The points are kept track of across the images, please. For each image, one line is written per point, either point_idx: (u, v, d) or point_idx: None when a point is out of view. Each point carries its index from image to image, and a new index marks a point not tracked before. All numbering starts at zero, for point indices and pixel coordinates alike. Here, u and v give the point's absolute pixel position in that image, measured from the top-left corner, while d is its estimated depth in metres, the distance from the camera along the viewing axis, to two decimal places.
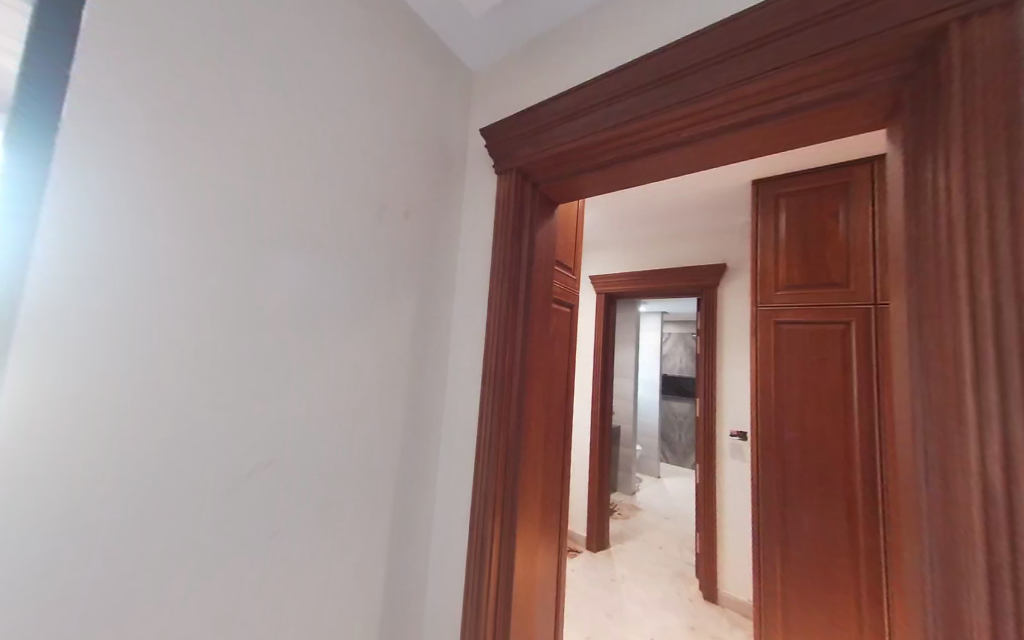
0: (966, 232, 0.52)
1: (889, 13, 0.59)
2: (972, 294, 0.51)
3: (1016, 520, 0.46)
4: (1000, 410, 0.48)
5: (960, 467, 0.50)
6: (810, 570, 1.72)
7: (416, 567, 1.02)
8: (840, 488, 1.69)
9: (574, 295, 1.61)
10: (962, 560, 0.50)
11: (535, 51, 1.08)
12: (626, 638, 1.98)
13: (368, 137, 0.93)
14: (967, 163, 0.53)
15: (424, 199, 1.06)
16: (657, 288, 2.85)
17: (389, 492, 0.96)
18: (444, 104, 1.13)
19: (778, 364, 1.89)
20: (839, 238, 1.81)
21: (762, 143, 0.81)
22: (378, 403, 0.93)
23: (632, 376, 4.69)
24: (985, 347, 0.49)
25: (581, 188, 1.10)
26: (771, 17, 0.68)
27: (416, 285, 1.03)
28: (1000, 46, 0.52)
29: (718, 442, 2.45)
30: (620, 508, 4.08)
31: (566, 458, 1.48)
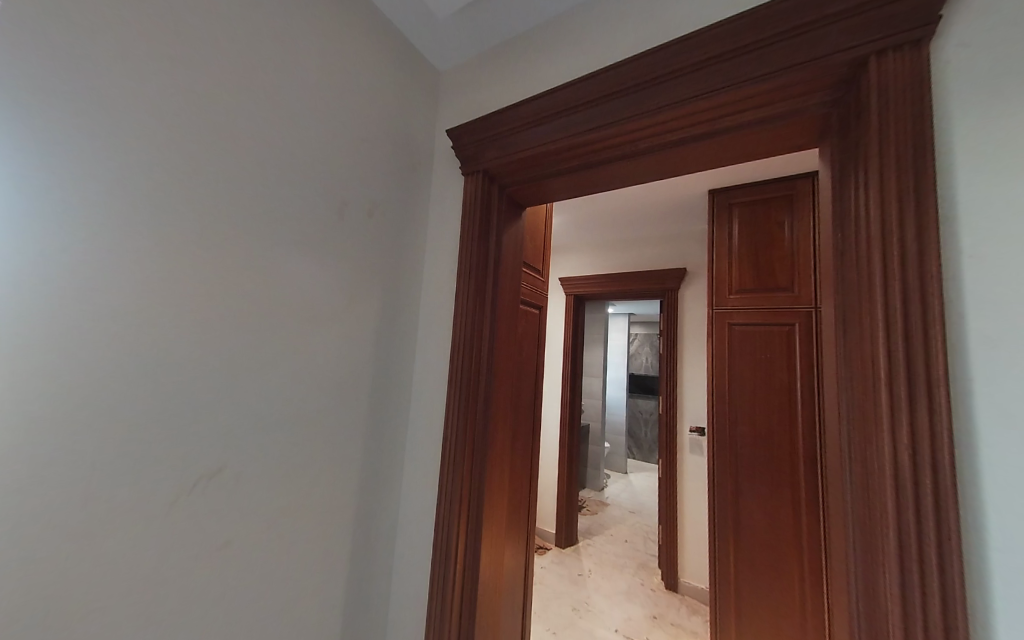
0: (882, 244, 0.58)
1: (819, 44, 0.65)
2: (887, 300, 0.57)
3: (921, 500, 0.52)
4: (908, 403, 0.54)
5: (876, 453, 0.56)
6: (759, 555, 1.83)
7: (381, 571, 1.00)
8: (785, 476, 1.82)
9: (542, 297, 1.64)
10: (879, 540, 0.55)
11: (503, 56, 1.09)
12: (592, 630, 2.03)
13: (331, 134, 0.90)
14: (883, 183, 0.59)
15: (389, 198, 1.04)
16: (622, 290, 2.95)
17: (352, 498, 0.93)
18: (411, 103, 1.12)
19: (730, 362, 2.01)
20: (785, 246, 1.96)
21: (712, 156, 0.87)
22: (340, 407, 0.91)
23: (600, 375, 4.84)
24: (898, 347, 0.55)
25: (547, 192, 1.12)
26: (718, 39, 0.73)
27: (381, 286, 1.01)
28: (908, 80, 0.58)
29: (677, 437, 2.56)
30: (588, 504, 4.18)
31: (534, 458, 1.50)
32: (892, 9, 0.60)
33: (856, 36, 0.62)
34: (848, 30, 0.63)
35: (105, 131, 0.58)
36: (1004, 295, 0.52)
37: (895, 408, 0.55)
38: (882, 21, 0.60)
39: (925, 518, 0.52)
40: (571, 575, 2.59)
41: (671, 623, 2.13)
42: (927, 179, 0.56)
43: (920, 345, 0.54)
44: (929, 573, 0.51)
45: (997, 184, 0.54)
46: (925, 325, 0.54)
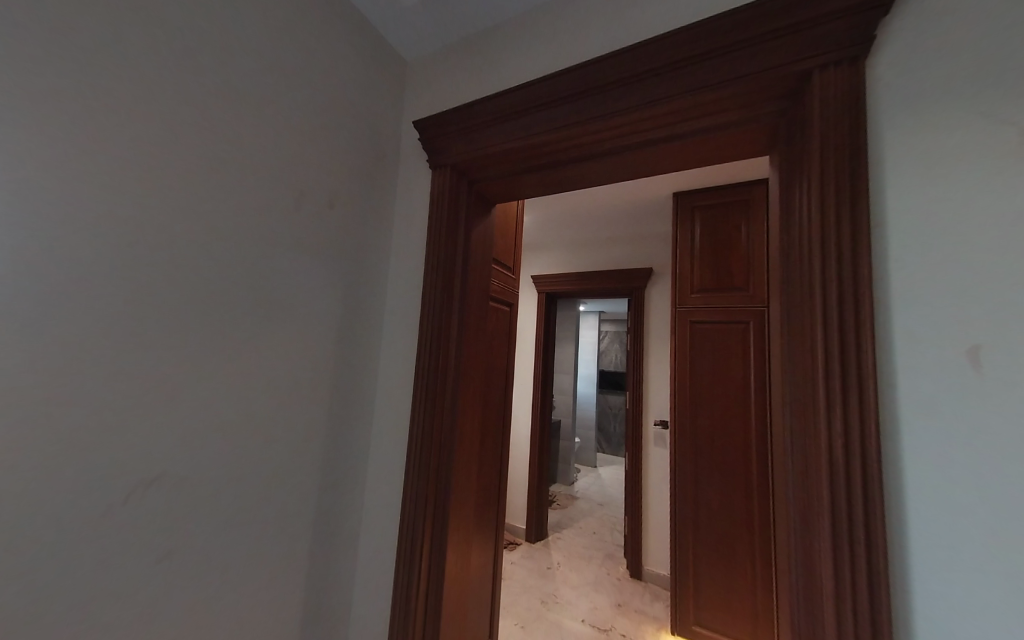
0: (823, 247, 0.62)
1: (769, 55, 0.68)
2: (826, 300, 0.61)
3: (852, 483, 0.57)
4: (841, 394, 0.59)
5: (814, 441, 0.61)
6: (715, 541, 1.94)
7: (343, 573, 0.98)
8: (740, 466, 1.93)
9: (513, 294, 1.64)
10: (816, 522, 0.59)
11: (471, 48, 1.07)
12: (560, 621, 2.07)
13: (290, 119, 0.86)
14: (824, 189, 0.63)
15: (353, 190, 1.01)
16: (591, 288, 3.01)
17: (312, 500, 0.90)
18: (376, 92, 1.08)
19: (692, 358, 2.09)
20: (742, 248, 2.06)
21: (673, 159, 0.90)
22: (298, 407, 0.87)
23: (571, 372, 4.93)
24: (834, 343, 0.60)
25: (515, 188, 1.12)
26: (679, 44, 0.75)
27: (343, 281, 0.98)
28: (846, 94, 0.63)
29: (643, 431, 2.65)
30: (559, 498, 4.25)
31: (503, 454, 1.51)
32: (833, 27, 0.64)
33: (802, 50, 0.66)
34: (795, 43, 0.66)
35: (26, 105, 0.53)
36: (924, 293, 0.57)
37: (832, 398, 0.59)
38: (825, 36, 0.65)
39: (855, 500, 0.56)
40: (540, 568, 2.62)
41: (635, 610, 2.20)
42: (860, 188, 0.61)
43: (853, 340, 0.59)
44: (858, 551, 0.56)
45: (920, 192, 0.59)
46: (856, 322, 0.59)
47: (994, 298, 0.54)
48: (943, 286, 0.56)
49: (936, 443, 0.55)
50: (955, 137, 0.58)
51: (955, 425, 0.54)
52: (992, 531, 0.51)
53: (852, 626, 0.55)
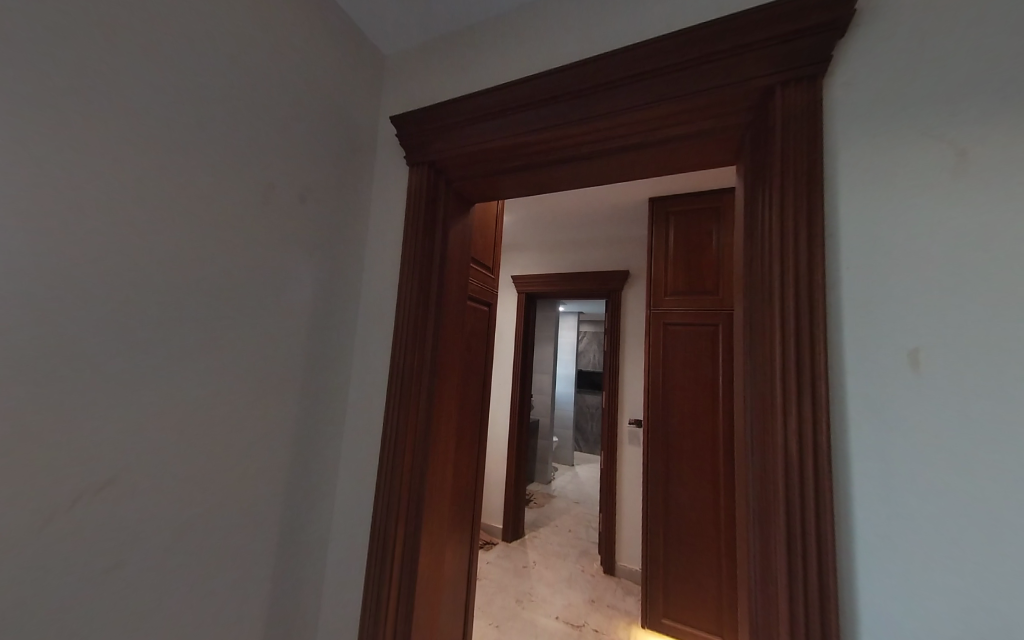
0: (782, 255, 0.65)
1: (735, 70, 0.71)
2: (784, 305, 0.64)
3: (804, 477, 0.60)
4: (796, 394, 0.62)
5: (771, 439, 0.64)
6: (684, 536, 2.00)
7: (311, 576, 0.96)
8: (708, 462, 2.00)
9: (491, 294, 1.64)
10: (772, 516, 0.63)
11: (450, 47, 1.07)
12: (534, 619, 2.09)
13: (260, 111, 0.83)
14: (783, 200, 0.66)
15: (326, 186, 0.98)
16: (570, 290, 3.05)
17: (279, 503, 0.88)
18: (351, 86, 1.06)
19: (665, 359, 2.15)
20: (713, 253, 2.14)
21: (646, 165, 0.92)
22: (265, 408, 0.85)
23: (550, 372, 4.98)
24: (790, 346, 0.63)
25: (494, 188, 1.13)
26: (652, 54, 0.77)
27: (315, 278, 0.96)
28: (804, 111, 0.67)
29: (617, 430, 2.70)
30: (536, 496, 4.28)
31: (480, 454, 1.51)
32: (794, 45, 0.67)
33: (766, 66, 0.69)
34: (759, 60, 0.70)
35: None
36: (873, 301, 0.61)
37: (788, 398, 0.62)
38: (787, 54, 0.68)
39: (808, 494, 0.60)
40: (516, 567, 2.64)
41: (607, 606, 2.25)
42: (816, 200, 0.65)
43: (807, 344, 0.63)
44: (809, 541, 0.59)
45: (869, 207, 0.63)
46: (810, 327, 0.63)
47: (932, 307, 0.58)
48: (888, 295, 0.60)
49: (880, 441, 0.59)
50: (901, 156, 0.62)
51: (897, 425, 0.58)
52: (929, 520, 0.55)
53: (803, 612, 0.58)
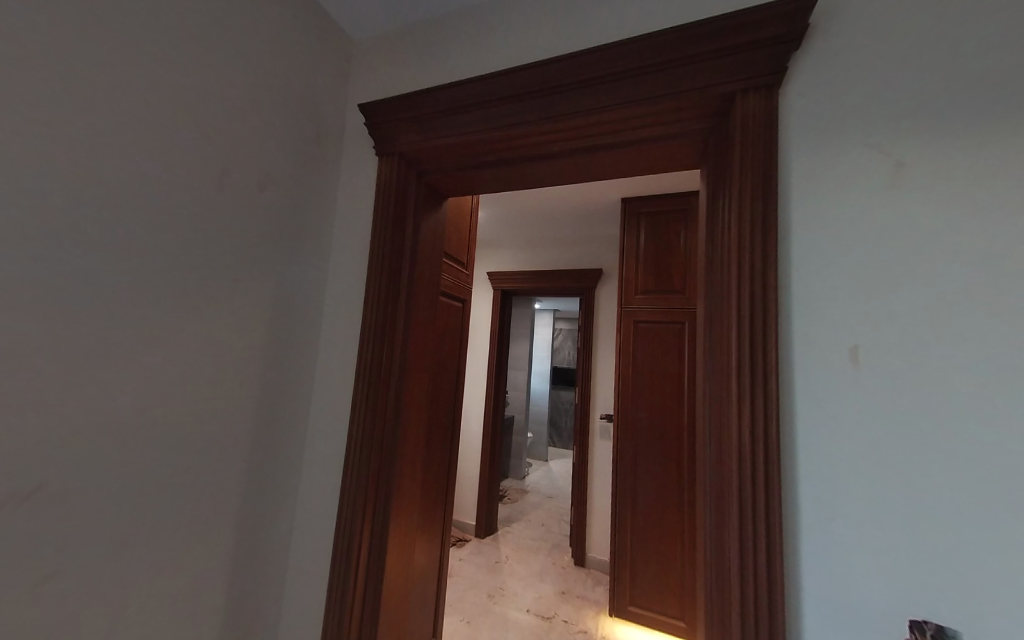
0: (740, 257, 0.68)
1: (699, 76, 0.74)
2: (741, 305, 0.68)
3: (755, 467, 0.64)
4: (749, 389, 0.65)
5: (727, 432, 0.67)
6: (650, 526, 2.07)
7: (272, 577, 0.93)
8: (674, 455, 2.07)
9: (465, 290, 1.63)
10: (726, 505, 0.66)
11: (420, 36, 1.04)
12: (505, 613, 2.10)
13: (214, 92, 0.78)
14: (742, 203, 0.69)
15: (289, 175, 0.95)
16: (544, 287, 3.08)
17: (235, 504, 0.84)
18: (317, 71, 1.02)
19: (634, 356, 2.21)
20: (680, 253, 2.21)
21: (616, 166, 0.94)
22: (219, 405, 0.81)
23: (526, 369, 5.01)
24: (745, 344, 0.67)
25: (467, 183, 1.11)
26: (621, 56, 0.78)
27: (276, 271, 0.92)
28: (761, 119, 0.70)
29: (589, 425, 2.76)
30: (510, 492, 4.30)
31: (451, 451, 1.50)
32: (756, 54, 0.70)
33: (727, 74, 0.72)
34: (721, 67, 0.72)
35: None
36: (821, 302, 0.65)
37: (743, 393, 0.66)
38: (746, 63, 0.71)
39: (758, 483, 0.63)
40: (488, 562, 2.65)
41: (576, 596, 2.30)
42: (771, 204, 0.68)
43: (759, 342, 0.66)
44: (758, 528, 0.63)
45: (817, 214, 0.67)
46: (763, 325, 0.66)
47: (871, 308, 0.62)
48: (833, 296, 0.64)
49: (823, 434, 0.63)
50: (848, 164, 0.66)
51: (839, 418, 0.62)
52: (868, 506, 0.60)
53: (752, 595, 0.62)
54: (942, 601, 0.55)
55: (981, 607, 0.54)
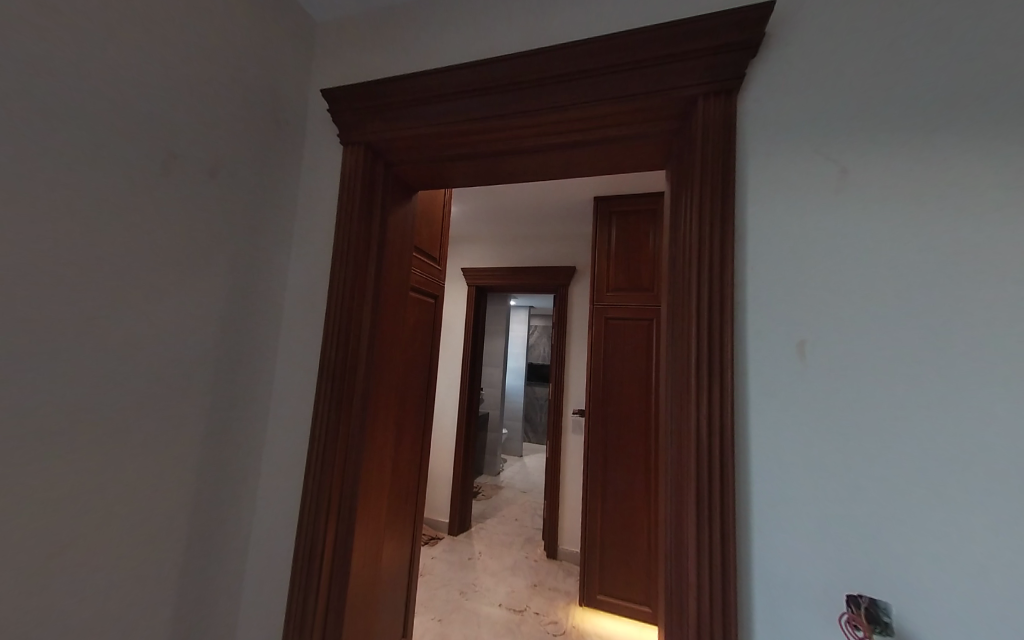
0: (701, 255, 0.71)
1: (664, 78, 0.75)
2: (701, 301, 0.70)
3: (711, 456, 0.67)
4: (706, 382, 0.68)
5: (687, 423, 0.70)
6: (619, 517, 2.13)
7: (226, 583, 0.89)
8: (641, 447, 2.14)
9: (436, 285, 1.60)
10: (685, 494, 0.68)
11: (388, 22, 1.01)
12: (477, 608, 2.11)
13: (161, 71, 0.73)
14: (702, 203, 0.72)
15: (246, 163, 0.89)
16: (517, 284, 3.08)
17: (185, 511, 0.80)
18: (277, 53, 0.97)
19: (606, 352, 2.26)
20: (649, 252, 2.27)
21: (585, 163, 0.95)
22: (166, 406, 0.76)
23: (500, 366, 5.01)
24: (703, 339, 0.69)
25: (437, 176, 1.09)
26: (589, 55, 0.79)
27: (231, 265, 0.87)
28: (721, 122, 0.72)
29: (561, 420, 2.79)
30: (484, 489, 4.29)
31: (422, 449, 1.47)
32: (717, 59, 0.72)
33: (690, 77, 0.74)
34: (683, 71, 0.74)
35: None
36: (774, 300, 0.68)
37: (701, 386, 0.68)
38: (708, 68, 0.73)
39: (714, 471, 0.66)
40: (461, 559, 2.64)
41: (548, 588, 2.34)
42: (728, 204, 0.71)
43: (717, 337, 0.69)
44: (713, 515, 0.65)
45: (773, 215, 0.70)
46: (720, 321, 0.69)
47: (819, 306, 0.66)
48: (786, 294, 0.68)
49: (773, 426, 0.66)
50: (799, 169, 0.70)
51: (789, 410, 0.66)
52: (814, 492, 0.63)
53: (709, 580, 0.65)
54: (881, 578, 0.59)
55: (912, 580, 0.58)
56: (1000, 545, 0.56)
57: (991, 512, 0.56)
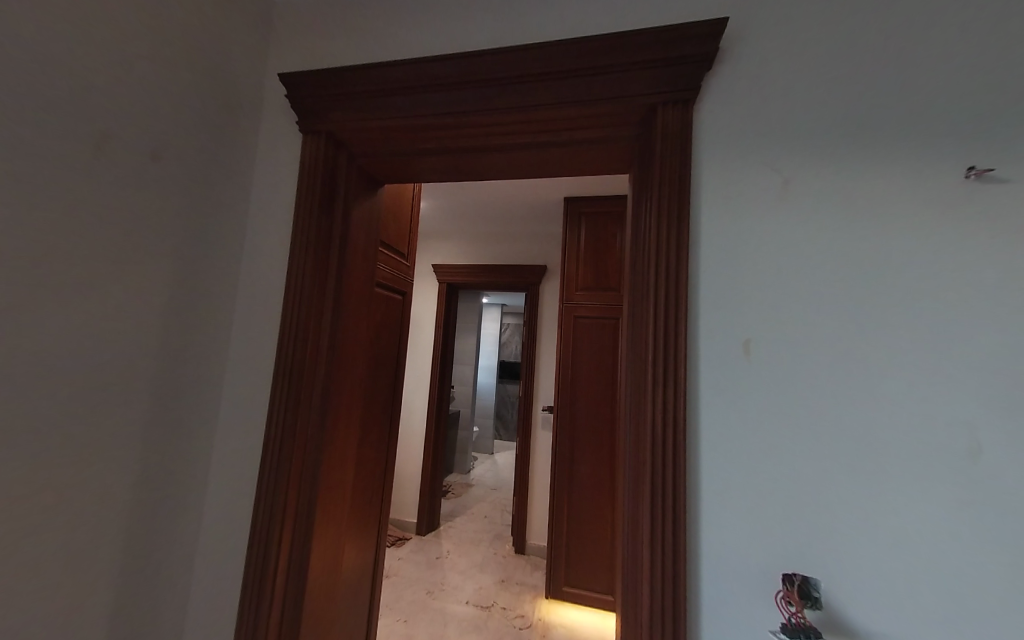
0: (660, 256, 0.74)
1: (626, 84, 0.77)
2: (660, 300, 0.73)
3: (666, 447, 0.70)
4: (663, 378, 0.71)
5: (644, 417, 0.73)
6: (585, 510, 2.18)
7: (171, 593, 0.83)
8: (606, 442, 2.20)
9: (403, 282, 1.57)
10: (642, 485, 0.71)
11: (351, 8, 0.97)
12: (444, 607, 2.09)
13: (99, 42, 0.67)
14: (660, 207, 0.75)
15: (194, 146, 0.84)
16: (488, 281, 3.07)
17: (124, 518, 0.74)
18: (230, 32, 0.91)
19: (574, 350, 2.30)
20: (616, 253, 2.33)
21: (551, 164, 0.96)
22: (102, 405, 0.70)
23: (472, 364, 5.00)
24: (660, 337, 0.73)
25: (403, 170, 1.07)
26: (556, 56, 0.80)
27: (176, 255, 0.81)
28: (679, 130, 0.75)
29: (530, 417, 2.82)
30: (454, 487, 4.26)
31: (387, 450, 1.44)
32: (676, 69, 0.75)
33: (651, 85, 0.76)
34: (645, 78, 0.77)
35: None
36: (726, 300, 0.72)
37: (659, 381, 0.72)
38: (668, 77, 0.76)
39: (667, 461, 0.70)
40: (429, 559, 2.61)
41: (516, 583, 2.36)
42: (684, 208, 0.74)
43: (673, 334, 0.72)
44: (666, 502, 0.69)
45: (726, 220, 0.74)
46: (675, 319, 0.72)
47: (765, 307, 0.71)
48: (736, 296, 0.72)
49: (723, 420, 0.70)
50: (748, 176, 0.74)
51: (737, 404, 0.70)
52: (759, 481, 0.68)
53: (662, 564, 0.68)
54: (816, 558, 0.65)
55: (841, 558, 0.64)
56: (916, 524, 0.62)
57: (907, 494, 0.63)
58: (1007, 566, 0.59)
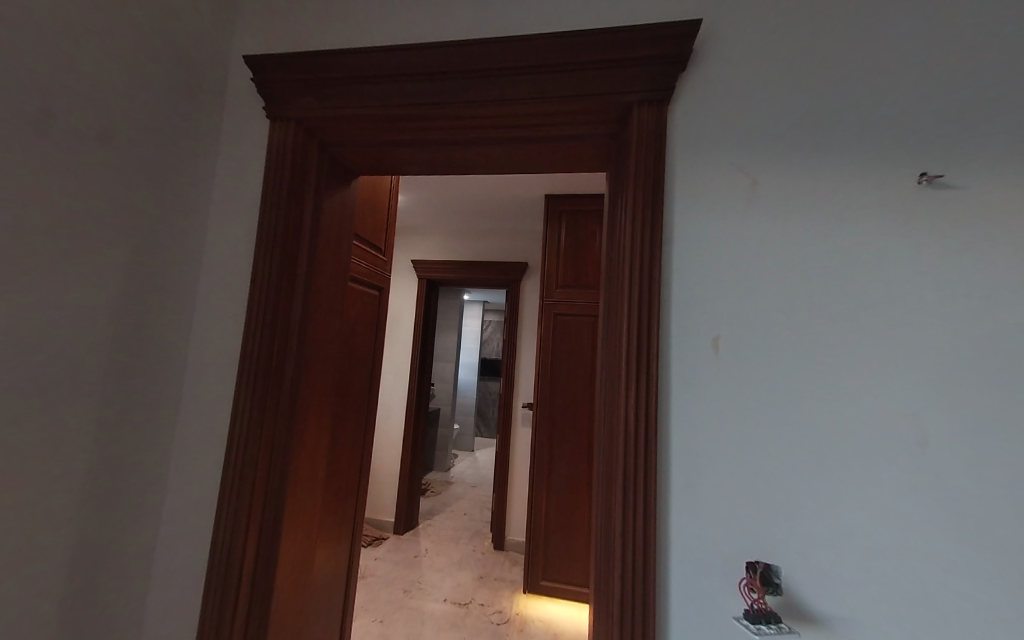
0: (636, 252, 0.75)
1: (603, 81, 0.78)
2: (636, 297, 0.74)
3: (639, 441, 0.71)
4: (637, 373, 0.73)
5: (618, 411, 0.74)
6: (562, 505, 2.21)
7: (124, 601, 0.79)
8: (584, 438, 2.23)
9: (379, 277, 1.53)
10: (617, 478, 0.72)
11: None
12: (421, 606, 2.07)
13: (45, 12, 0.62)
14: (636, 204, 0.76)
15: (152, 130, 0.79)
16: (469, 278, 3.05)
17: (74, 522, 0.70)
18: (191, 10, 0.86)
19: (553, 347, 2.32)
20: (595, 251, 2.36)
21: (529, 159, 0.95)
22: (49, 403, 0.66)
23: (453, 361, 4.97)
24: (635, 332, 0.74)
25: (377, 162, 1.04)
26: (534, 50, 0.79)
27: (130, 243, 0.77)
28: (654, 128, 0.76)
29: (509, 414, 2.82)
30: (434, 485, 4.22)
31: (362, 448, 1.41)
32: (653, 68, 0.76)
33: (628, 83, 0.77)
34: (621, 76, 0.77)
35: None
36: (698, 297, 0.74)
37: (634, 375, 0.73)
38: (644, 76, 0.76)
39: (640, 455, 0.71)
40: (406, 557, 2.58)
41: (494, 579, 2.37)
42: (659, 206, 0.75)
43: (647, 329, 0.73)
44: (638, 494, 0.70)
45: (698, 218, 0.75)
46: (649, 315, 0.74)
47: (735, 304, 0.73)
48: (707, 293, 0.74)
49: (694, 414, 0.72)
50: (719, 175, 0.76)
51: (707, 400, 0.72)
52: (727, 472, 0.70)
53: (635, 555, 0.69)
54: (779, 545, 0.67)
55: (801, 546, 0.67)
56: (870, 512, 0.65)
57: (863, 484, 0.66)
58: (948, 548, 0.63)
